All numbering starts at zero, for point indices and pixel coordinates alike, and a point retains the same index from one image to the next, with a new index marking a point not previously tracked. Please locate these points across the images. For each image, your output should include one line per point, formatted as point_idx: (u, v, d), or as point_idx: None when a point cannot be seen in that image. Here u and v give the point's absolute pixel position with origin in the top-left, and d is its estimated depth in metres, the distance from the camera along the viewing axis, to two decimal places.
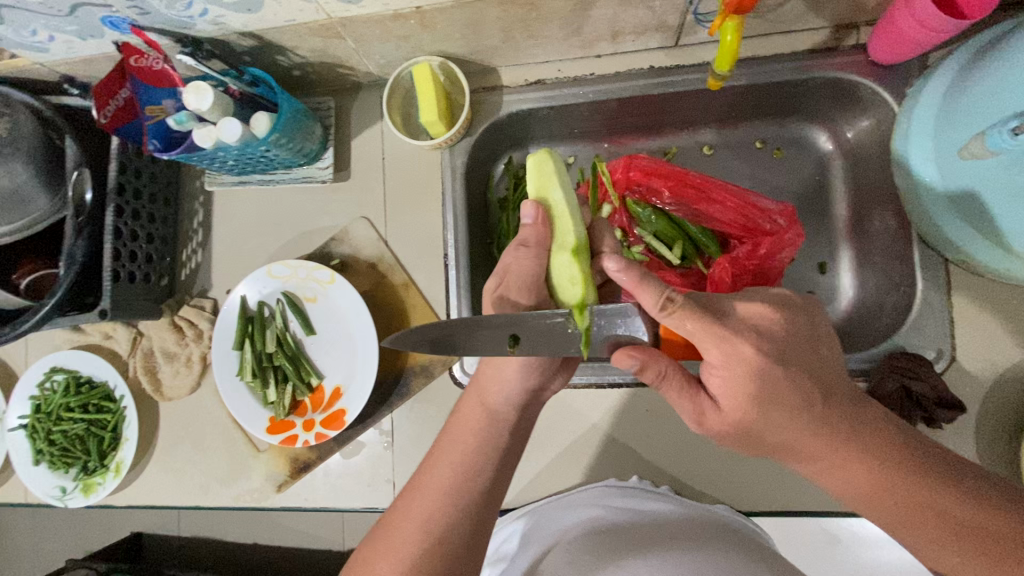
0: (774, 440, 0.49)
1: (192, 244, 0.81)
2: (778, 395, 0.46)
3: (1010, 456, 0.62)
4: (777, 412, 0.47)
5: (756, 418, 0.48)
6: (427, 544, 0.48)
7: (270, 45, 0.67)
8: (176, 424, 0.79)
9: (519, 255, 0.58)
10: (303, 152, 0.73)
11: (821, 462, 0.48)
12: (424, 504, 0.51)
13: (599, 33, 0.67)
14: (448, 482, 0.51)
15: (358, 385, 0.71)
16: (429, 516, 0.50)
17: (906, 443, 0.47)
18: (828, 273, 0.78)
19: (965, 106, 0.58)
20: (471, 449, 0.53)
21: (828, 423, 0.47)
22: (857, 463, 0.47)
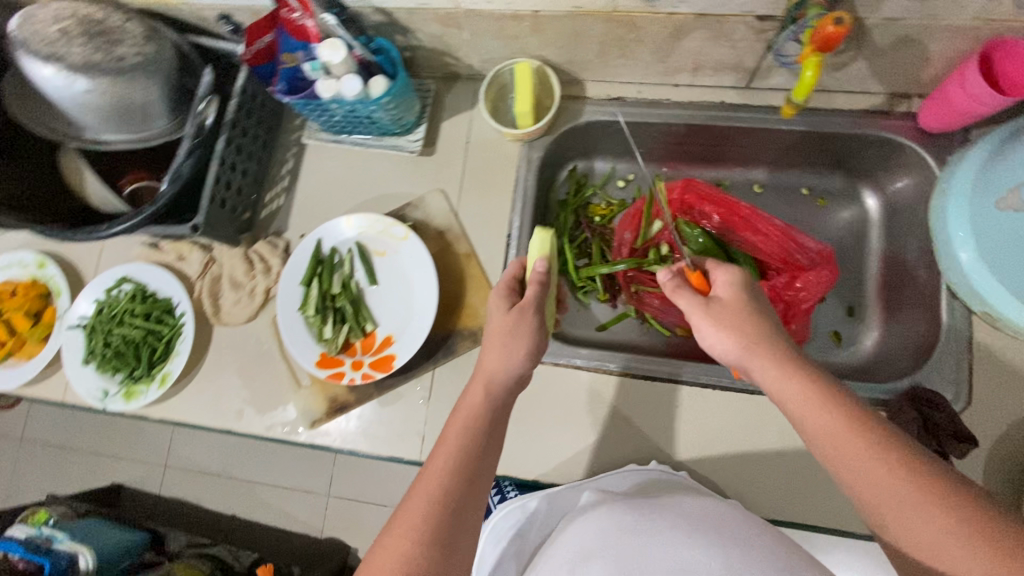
0: (741, 359, 0.58)
1: (277, 188, 0.88)
2: (751, 322, 0.58)
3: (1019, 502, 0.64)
4: (777, 355, 0.55)
5: (735, 345, 0.58)
6: (437, 524, 0.51)
7: (396, 23, 0.76)
8: (226, 349, 0.84)
9: (535, 290, 0.63)
10: (401, 120, 0.80)
11: (793, 392, 0.53)
12: (430, 486, 0.53)
13: (682, 63, 0.76)
14: (452, 465, 0.54)
15: (412, 334, 0.76)
16: (433, 500, 0.52)
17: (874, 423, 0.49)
18: (855, 317, 0.84)
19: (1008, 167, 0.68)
20: (471, 434, 0.56)
21: (800, 375, 0.53)
22: (833, 420, 0.50)
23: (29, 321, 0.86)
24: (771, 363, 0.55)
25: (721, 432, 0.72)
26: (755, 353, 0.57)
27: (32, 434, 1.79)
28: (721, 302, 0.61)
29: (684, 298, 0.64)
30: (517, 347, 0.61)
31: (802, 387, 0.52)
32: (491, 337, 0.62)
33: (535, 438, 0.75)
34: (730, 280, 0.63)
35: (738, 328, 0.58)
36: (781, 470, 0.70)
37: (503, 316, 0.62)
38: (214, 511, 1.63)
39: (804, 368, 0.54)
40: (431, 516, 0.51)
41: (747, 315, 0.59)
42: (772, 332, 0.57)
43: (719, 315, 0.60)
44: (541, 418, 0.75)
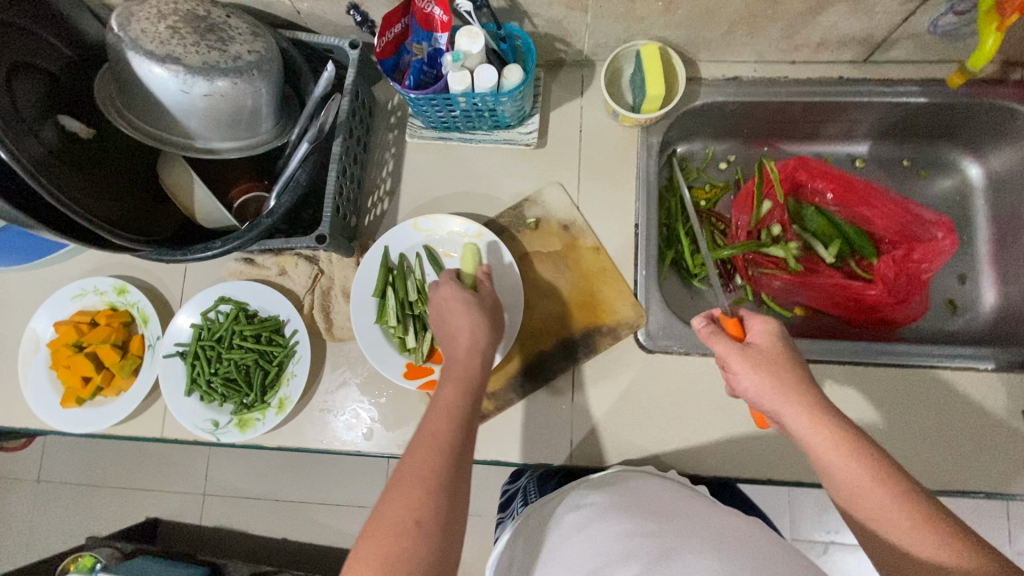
0: (772, 402, 0.55)
1: (379, 192, 0.83)
2: (787, 367, 0.56)
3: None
4: (808, 398, 0.53)
5: (769, 388, 0.55)
6: (443, 468, 0.49)
7: (517, 9, 0.72)
8: (344, 366, 0.78)
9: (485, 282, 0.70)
10: (519, 112, 0.77)
11: (818, 434, 0.51)
12: (431, 436, 0.52)
13: (808, 39, 0.75)
14: (445, 436, 0.52)
15: (502, 336, 0.73)
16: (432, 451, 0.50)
17: (899, 478, 0.48)
18: (967, 285, 0.86)
19: None
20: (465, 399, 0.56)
21: (830, 423, 0.51)
22: (856, 469, 0.49)
23: (118, 353, 0.78)
24: (806, 411, 0.53)
25: (880, 410, 0.72)
26: (792, 400, 0.53)
27: (50, 476, 1.65)
28: (760, 351, 0.58)
29: (720, 344, 0.60)
30: (484, 325, 0.65)
31: (831, 436, 0.51)
32: (445, 316, 0.67)
33: (694, 432, 0.72)
34: (769, 330, 0.60)
35: (774, 371, 0.55)
36: (944, 441, 0.70)
37: (457, 297, 0.67)
38: (264, 538, 1.53)
39: (839, 421, 0.52)
40: (427, 464, 0.49)
41: (786, 366, 0.56)
42: (803, 377, 0.55)
43: (755, 359, 0.57)
44: (696, 411, 0.73)
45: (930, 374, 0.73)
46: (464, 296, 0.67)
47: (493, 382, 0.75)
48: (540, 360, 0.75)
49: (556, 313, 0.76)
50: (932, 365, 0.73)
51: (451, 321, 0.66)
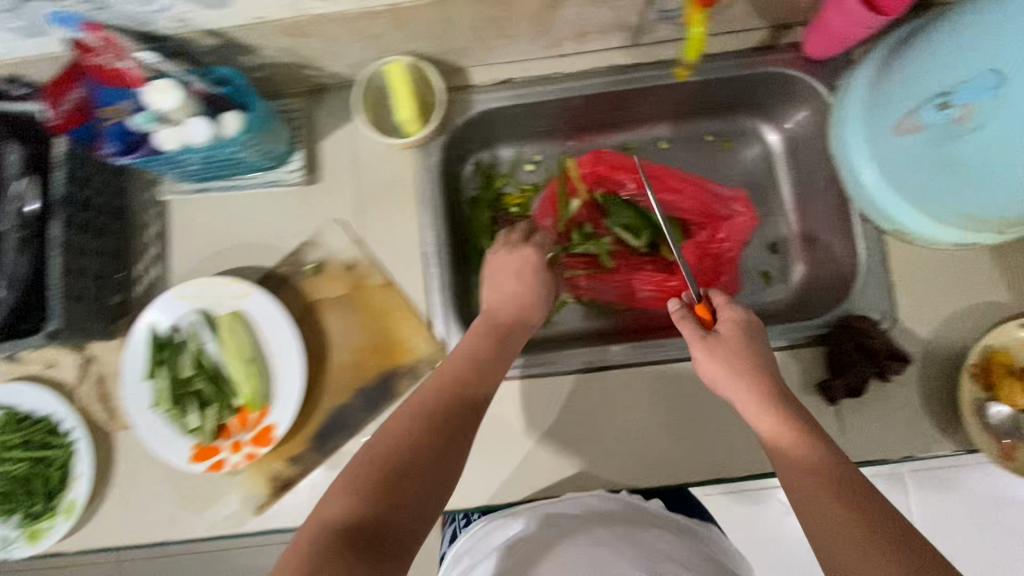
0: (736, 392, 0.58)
1: (147, 258, 0.75)
2: (749, 356, 0.59)
3: (969, 398, 0.69)
4: (774, 388, 0.57)
5: (726, 375, 0.58)
6: (367, 518, 0.49)
7: (235, 44, 0.65)
8: (136, 454, 0.73)
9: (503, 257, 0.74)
10: (270, 153, 0.70)
11: (762, 418, 0.55)
12: (396, 428, 0.57)
13: (564, 33, 0.71)
14: (353, 484, 0.52)
15: (285, 399, 0.70)
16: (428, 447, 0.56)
17: (824, 453, 0.51)
18: (778, 253, 0.85)
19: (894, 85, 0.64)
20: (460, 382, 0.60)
21: (791, 407, 0.55)
22: (811, 447, 0.51)
23: None
24: (736, 382, 0.58)
25: (683, 405, 0.73)
26: (734, 380, 0.58)
27: None
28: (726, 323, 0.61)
29: (687, 329, 0.62)
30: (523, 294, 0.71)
31: (783, 423, 0.54)
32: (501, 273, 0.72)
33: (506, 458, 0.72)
34: (734, 318, 0.61)
35: (724, 358, 0.59)
36: (744, 425, 0.72)
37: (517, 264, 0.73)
38: None
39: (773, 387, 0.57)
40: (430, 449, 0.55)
41: (749, 356, 0.59)
42: (756, 365, 0.58)
43: (727, 348, 0.59)
44: (509, 436, 0.73)
45: None
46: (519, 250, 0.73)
47: (294, 447, 0.72)
48: (341, 413, 0.72)
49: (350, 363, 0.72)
50: None
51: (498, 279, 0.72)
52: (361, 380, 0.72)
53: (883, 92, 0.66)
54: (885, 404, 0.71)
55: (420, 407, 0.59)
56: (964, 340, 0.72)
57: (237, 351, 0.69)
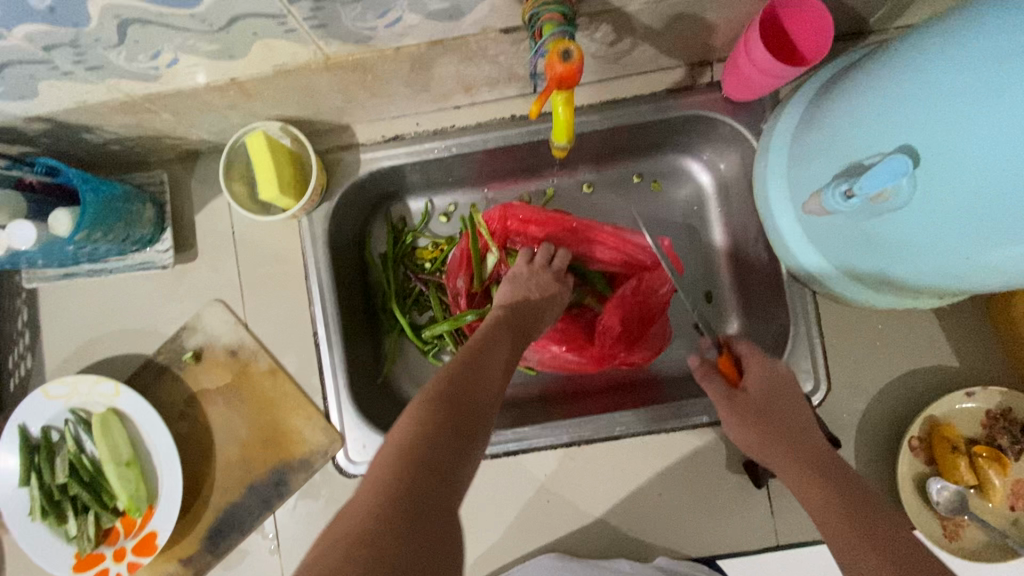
0: (763, 455, 0.56)
1: (19, 350, 0.70)
2: (774, 416, 0.56)
3: (911, 475, 0.63)
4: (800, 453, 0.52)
5: (761, 440, 0.56)
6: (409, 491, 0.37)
7: (70, 126, 0.58)
8: (21, 560, 0.69)
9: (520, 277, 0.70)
10: (131, 239, 0.64)
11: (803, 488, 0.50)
12: (369, 481, 0.38)
13: (449, 87, 0.63)
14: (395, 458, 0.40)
15: (167, 503, 0.64)
16: (431, 429, 0.42)
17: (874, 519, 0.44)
18: (714, 303, 0.77)
19: (818, 139, 0.55)
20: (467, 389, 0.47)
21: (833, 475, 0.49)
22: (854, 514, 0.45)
23: None
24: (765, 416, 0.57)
25: (600, 484, 0.69)
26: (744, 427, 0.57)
27: None
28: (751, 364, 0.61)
29: (711, 385, 0.62)
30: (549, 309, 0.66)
31: (828, 492, 0.48)
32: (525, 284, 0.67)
33: None
34: (765, 373, 0.60)
35: (755, 421, 0.57)
36: (664, 504, 0.68)
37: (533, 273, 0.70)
38: None
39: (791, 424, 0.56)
40: (452, 436, 0.43)
41: (789, 413, 0.57)
42: (802, 429, 0.55)
43: (741, 407, 0.58)
44: None
45: (646, 439, 0.69)
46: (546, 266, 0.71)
47: (184, 548, 0.67)
48: (231, 513, 0.67)
49: (237, 458, 0.67)
50: (650, 432, 0.68)
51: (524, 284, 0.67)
52: (250, 476, 0.67)
53: (812, 143, 0.57)
54: None
55: (416, 418, 0.43)
56: (907, 408, 0.65)
57: (111, 455, 0.63)
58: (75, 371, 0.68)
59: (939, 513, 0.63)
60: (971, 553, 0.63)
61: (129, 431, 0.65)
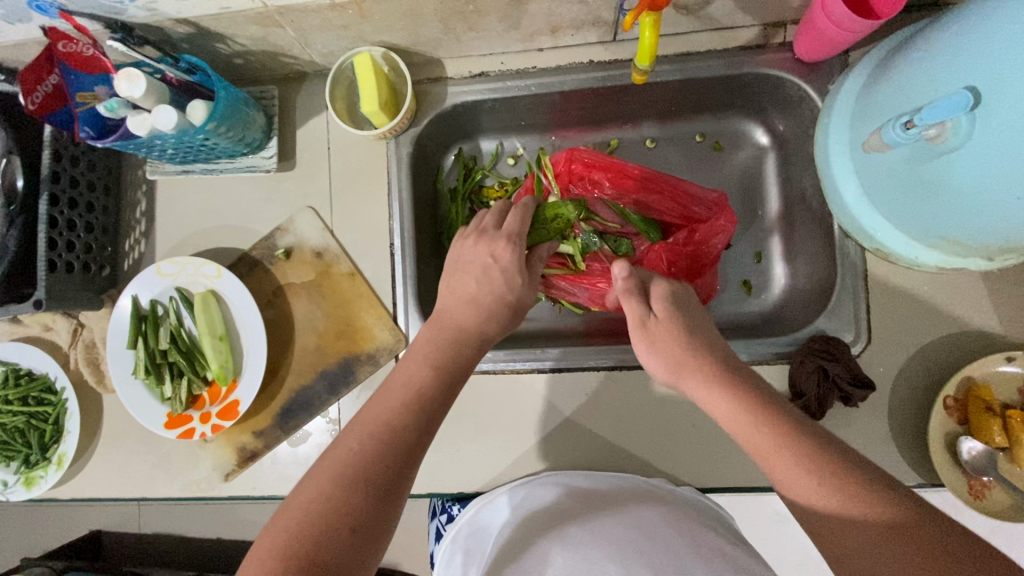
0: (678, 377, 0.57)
1: (135, 235, 0.80)
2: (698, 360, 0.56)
3: (942, 431, 0.65)
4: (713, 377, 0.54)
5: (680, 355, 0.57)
6: (345, 488, 0.49)
7: (207, 32, 0.67)
8: (118, 415, 0.79)
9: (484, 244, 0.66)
10: (244, 141, 0.73)
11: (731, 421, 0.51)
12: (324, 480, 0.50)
13: (538, 26, 0.70)
14: (347, 459, 0.51)
15: (249, 375, 0.72)
16: (354, 467, 0.51)
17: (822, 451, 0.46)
18: (763, 262, 0.81)
19: (881, 89, 0.59)
20: (388, 426, 0.54)
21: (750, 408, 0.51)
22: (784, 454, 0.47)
23: None
24: (702, 383, 0.54)
25: (635, 410, 0.74)
26: (688, 375, 0.55)
27: None
28: (659, 325, 0.59)
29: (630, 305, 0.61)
30: (489, 300, 0.63)
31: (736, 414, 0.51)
32: (459, 272, 0.65)
33: (458, 447, 0.75)
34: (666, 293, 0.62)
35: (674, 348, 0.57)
36: (695, 437, 0.72)
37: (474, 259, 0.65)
38: None
39: (733, 389, 0.52)
40: (378, 467, 0.51)
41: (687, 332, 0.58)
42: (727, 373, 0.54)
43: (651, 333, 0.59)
44: (471, 431, 0.76)
45: None
46: (487, 240, 0.66)
47: (260, 421, 0.75)
48: (302, 394, 0.75)
49: (313, 346, 0.75)
50: None
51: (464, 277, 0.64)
52: (324, 363, 0.75)
53: (877, 94, 0.60)
54: (851, 433, 0.67)
55: (346, 455, 0.52)
56: (943, 369, 0.67)
57: (208, 327, 0.72)
58: (183, 255, 0.78)
59: (967, 470, 0.64)
60: (995, 513, 0.64)
61: (224, 309, 0.75)
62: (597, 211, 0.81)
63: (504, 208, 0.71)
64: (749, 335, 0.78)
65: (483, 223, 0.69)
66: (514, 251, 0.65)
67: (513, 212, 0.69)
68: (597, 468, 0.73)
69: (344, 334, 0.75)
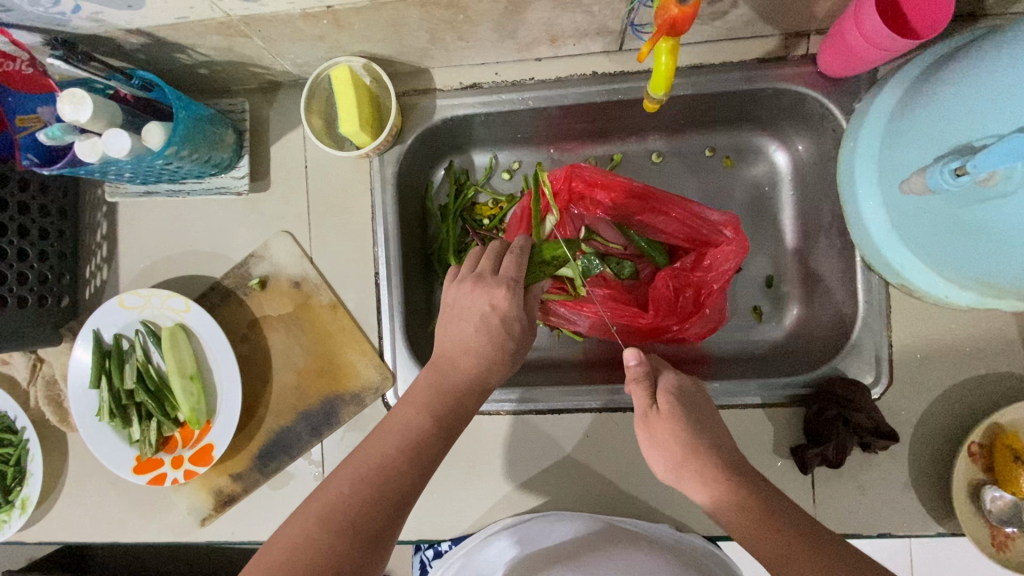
0: (677, 476, 0.54)
1: (96, 261, 0.73)
2: (697, 456, 0.53)
3: (969, 480, 0.60)
4: (710, 472, 0.52)
5: (681, 454, 0.53)
6: (337, 531, 0.44)
7: (165, 43, 0.59)
8: (86, 455, 0.73)
9: (478, 291, 0.59)
10: (212, 161, 0.66)
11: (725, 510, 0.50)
12: (314, 518, 0.45)
13: (536, 36, 0.63)
14: (338, 496, 0.47)
15: (224, 418, 0.67)
16: (342, 513, 0.45)
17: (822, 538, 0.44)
18: (775, 287, 0.76)
19: (919, 121, 0.53)
20: (383, 470, 0.48)
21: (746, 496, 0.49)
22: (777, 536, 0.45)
23: None
24: (704, 489, 0.52)
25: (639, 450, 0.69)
26: (688, 480, 0.53)
27: None
28: (661, 420, 0.55)
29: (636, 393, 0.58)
30: (490, 349, 0.57)
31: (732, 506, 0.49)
32: (452, 320, 0.59)
33: (450, 489, 0.71)
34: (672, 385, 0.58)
35: (677, 445, 0.54)
36: None
37: (467, 307, 0.58)
38: None
39: (737, 489, 0.50)
40: (372, 513, 0.46)
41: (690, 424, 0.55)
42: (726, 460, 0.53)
43: (653, 428, 0.56)
44: (463, 473, 0.71)
45: None
46: (484, 287, 0.59)
47: (237, 463, 0.70)
48: (282, 436, 0.69)
49: (293, 384, 0.69)
50: None
51: (457, 329, 0.58)
52: (305, 402, 0.69)
53: (907, 132, 0.55)
54: (869, 479, 0.63)
55: (335, 498, 0.46)
56: (970, 413, 0.63)
57: (177, 366, 0.66)
58: (149, 284, 0.72)
59: (991, 522, 0.60)
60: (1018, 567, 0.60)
61: (195, 345, 0.69)
62: (598, 230, 0.77)
63: (501, 248, 0.64)
64: (762, 369, 0.73)
65: (479, 266, 0.62)
66: (514, 300, 0.59)
67: (511, 255, 0.62)
68: (598, 512, 0.68)
69: (327, 371, 0.69)
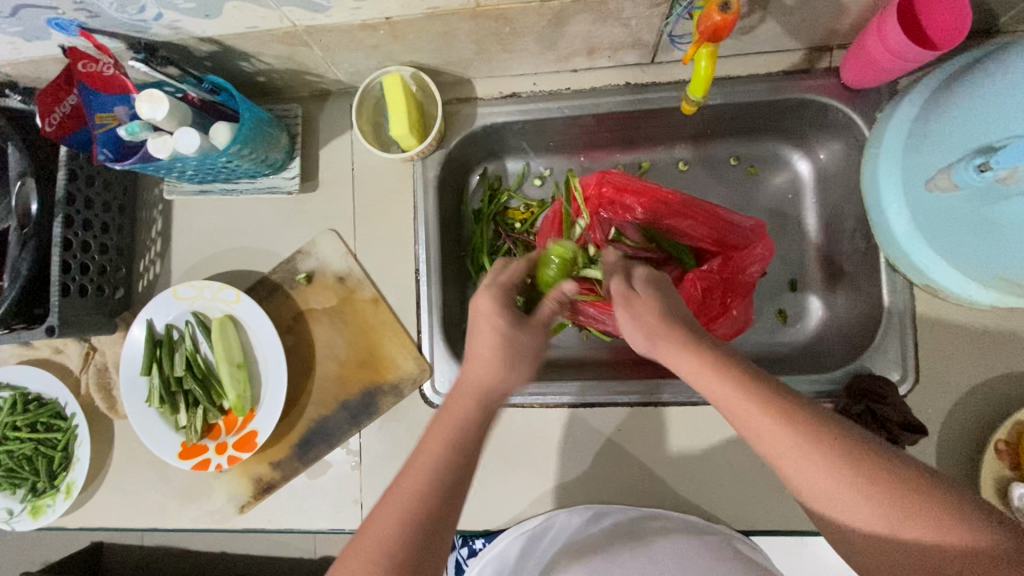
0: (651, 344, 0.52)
1: (150, 255, 0.77)
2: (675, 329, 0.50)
3: (995, 476, 0.61)
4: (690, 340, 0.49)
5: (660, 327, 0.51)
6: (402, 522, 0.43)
7: (232, 51, 0.64)
8: (132, 442, 0.76)
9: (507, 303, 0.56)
10: (268, 161, 0.70)
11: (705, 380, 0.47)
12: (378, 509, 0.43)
13: (575, 48, 0.67)
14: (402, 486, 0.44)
15: (268, 406, 0.70)
16: (402, 503, 0.44)
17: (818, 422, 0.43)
18: (799, 291, 0.78)
19: (945, 125, 0.57)
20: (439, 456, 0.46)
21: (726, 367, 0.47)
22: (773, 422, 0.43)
23: None
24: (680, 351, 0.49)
25: (669, 446, 0.71)
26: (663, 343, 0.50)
27: None
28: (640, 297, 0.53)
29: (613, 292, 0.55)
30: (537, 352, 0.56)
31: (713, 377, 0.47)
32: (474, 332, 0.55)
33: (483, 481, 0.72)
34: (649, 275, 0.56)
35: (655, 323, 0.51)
36: (732, 476, 0.69)
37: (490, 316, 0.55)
38: None
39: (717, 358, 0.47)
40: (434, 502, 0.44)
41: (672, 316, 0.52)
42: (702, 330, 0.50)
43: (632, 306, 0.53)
44: (496, 465, 0.73)
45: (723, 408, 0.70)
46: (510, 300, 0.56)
47: (277, 451, 0.72)
48: (322, 425, 0.72)
49: (335, 375, 0.72)
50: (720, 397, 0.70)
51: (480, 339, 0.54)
52: (345, 393, 0.72)
53: (923, 137, 0.59)
54: None
55: (395, 488, 0.45)
56: (992, 410, 0.64)
57: (226, 355, 0.69)
58: (200, 278, 0.75)
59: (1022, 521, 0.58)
60: None
61: (242, 335, 0.72)
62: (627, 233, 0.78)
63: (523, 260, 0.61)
64: (788, 369, 0.75)
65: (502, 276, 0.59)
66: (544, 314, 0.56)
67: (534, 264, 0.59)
68: (628, 506, 0.70)
69: (367, 364, 0.72)
